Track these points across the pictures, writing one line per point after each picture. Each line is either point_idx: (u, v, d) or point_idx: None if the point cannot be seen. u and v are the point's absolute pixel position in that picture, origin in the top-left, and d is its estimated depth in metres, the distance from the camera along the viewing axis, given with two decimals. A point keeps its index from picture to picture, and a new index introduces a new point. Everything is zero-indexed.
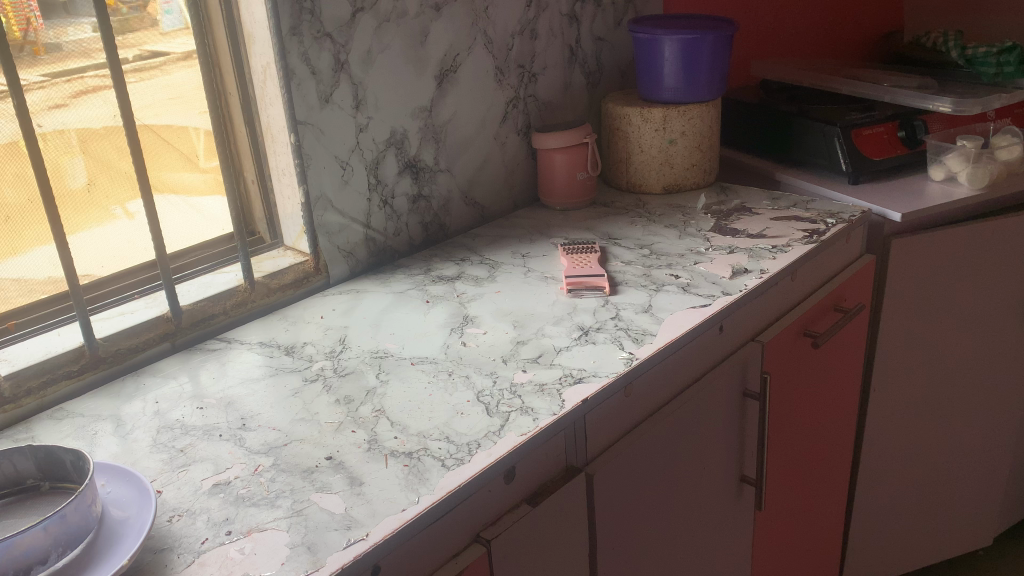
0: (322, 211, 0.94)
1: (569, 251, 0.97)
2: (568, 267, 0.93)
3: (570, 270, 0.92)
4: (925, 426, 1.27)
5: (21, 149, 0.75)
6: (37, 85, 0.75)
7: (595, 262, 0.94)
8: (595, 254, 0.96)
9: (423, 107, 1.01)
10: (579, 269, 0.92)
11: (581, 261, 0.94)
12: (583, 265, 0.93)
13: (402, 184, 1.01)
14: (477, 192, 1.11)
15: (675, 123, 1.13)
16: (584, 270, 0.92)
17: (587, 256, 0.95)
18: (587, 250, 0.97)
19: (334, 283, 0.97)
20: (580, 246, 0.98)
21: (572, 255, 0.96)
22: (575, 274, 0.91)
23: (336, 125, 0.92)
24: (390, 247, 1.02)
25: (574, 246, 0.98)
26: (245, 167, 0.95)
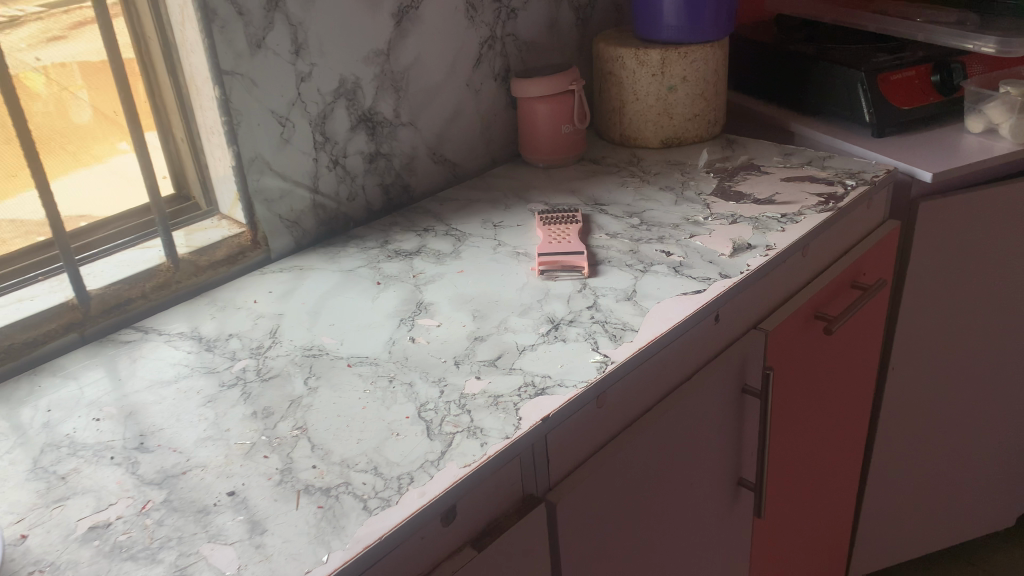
0: (259, 175, 0.81)
1: (546, 222, 0.84)
2: (541, 243, 0.81)
3: (544, 246, 0.80)
4: (947, 406, 1.15)
5: (21, 84, 0.69)
6: (35, 16, 0.68)
7: (573, 235, 0.81)
8: (574, 226, 0.83)
9: (379, 51, 0.87)
10: (555, 245, 0.79)
11: (557, 235, 0.82)
12: (559, 240, 0.81)
13: (355, 142, 0.88)
14: (447, 148, 0.98)
15: (675, 68, 0.98)
16: (560, 246, 0.79)
17: (564, 228, 0.83)
18: (566, 221, 0.84)
19: (277, 258, 0.85)
20: (560, 215, 0.86)
21: (548, 226, 0.84)
22: (549, 251, 0.78)
23: (271, 75, 0.79)
24: (343, 214, 0.90)
25: (553, 215, 0.86)
26: (174, 123, 0.82)
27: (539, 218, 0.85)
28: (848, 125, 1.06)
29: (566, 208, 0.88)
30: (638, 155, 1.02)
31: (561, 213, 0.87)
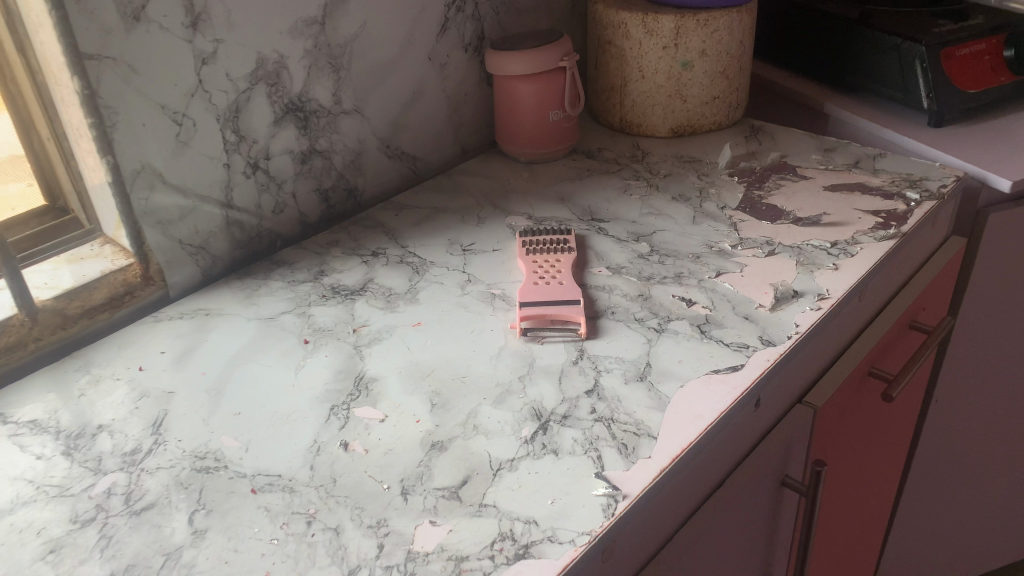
0: (147, 191, 0.61)
1: (530, 251, 0.65)
2: (523, 284, 0.62)
3: (528, 289, 0.61)
4: (986, 432, 0.99)
5: None
6: None
7: (565, 273, 0.62)
8: (566, 256, 0.64)
9: (311, 19, 0.66)
10: (542, 288, 0.61)
11: (544, 272, 0.63)
12: (547, 279, 0.62)
13: (280, 140, 0.68)
14: (404, 140, 0.78)
15: (692, 38, 0.78)
16: (548, 290, 0.60)
17: (553, 261, 0.64)
18: (556, 249, 0.65)
19: (179, 294, 0.65)
20: (548, 240, 0.67)
21: (533, 257, 0.65)
22: (533, 298, 0.59)
23: (160, 57, 0.58)
24: (268, 230, 0.70)
25: (538, 240, 0.67)
26: (36, 118, 0.61)
27: (521, 245, 0.66)
28: (898, 109, 0.87)
29: (557, 228, 0.69)
30: (643, 148, 0.83)
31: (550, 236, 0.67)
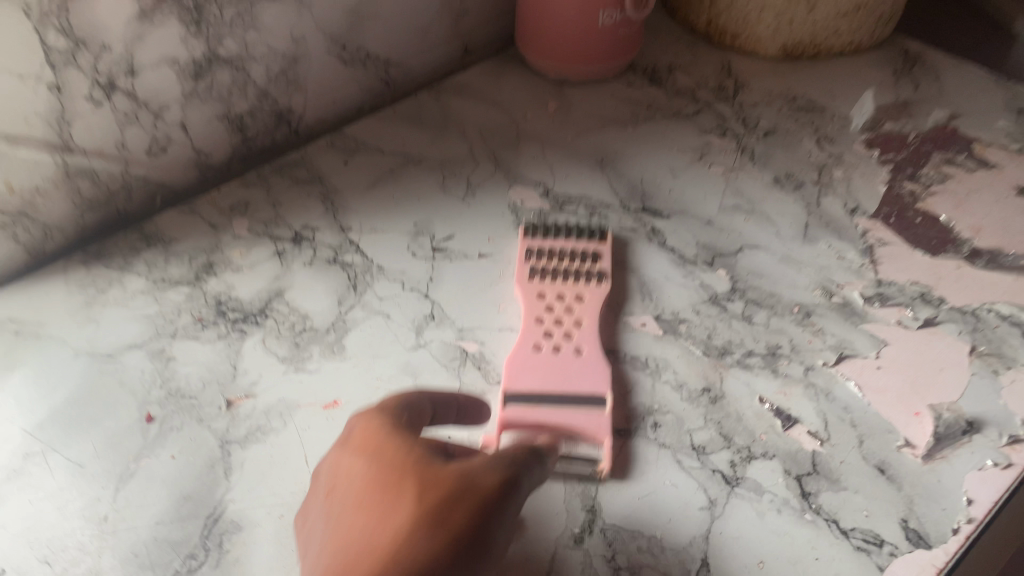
0: None
1: (537, 278, 0.40)
2: (515, 348, 0.38)
3: (521, 363, 0.37)
4: None
5: None
6: None
7: (586, 331, 0.38)
8: (592, 296, 0.39)
9: None
10: (543, 365, 0.37)
11: (553, 325, 0.38)
12: (554, 345, 0.37)
13: (153, 44, 0.41)
14: (372, 38, 0.50)
15: None
16: (552, 370, 0.36)
17: (571, 304, 0.39)
18: (577, 279, 0.40)
19: None
20: (570, 254, 0.42)
21: (542, 290, 0.40)
22: (525, 389, 0.36)
23: None
24: (140, 181, 0.45)
25: (555, 255, 0.42)
26: None
27: (524, 262, 0.41)
28: None
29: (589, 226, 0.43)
30: (735, 75, 0.55)
31: (574, 245, 0.42)
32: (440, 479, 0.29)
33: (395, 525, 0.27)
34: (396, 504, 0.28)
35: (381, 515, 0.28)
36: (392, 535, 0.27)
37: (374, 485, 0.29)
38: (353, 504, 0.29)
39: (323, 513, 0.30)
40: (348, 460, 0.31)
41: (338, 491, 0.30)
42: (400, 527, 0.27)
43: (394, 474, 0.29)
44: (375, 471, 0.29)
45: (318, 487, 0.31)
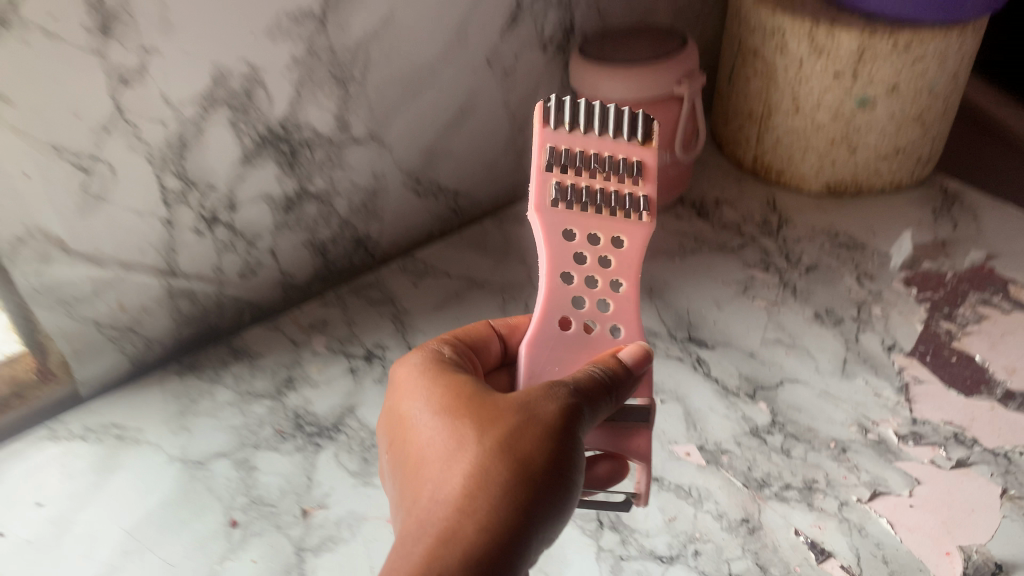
0: (36, 265, 0.42)
1: (567, 205, 0.37)
2: (544, 313, 0.37)
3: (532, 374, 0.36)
4: None
5: None
6: None
7: (621, 300, 0.37)
8: (634, 237, 0.37)
9: (303, 13, 0.44)
10: (579, 343, 0.36)
11: (583, 279, 0.37)
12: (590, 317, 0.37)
13: (253, 184, 0.47)
14: (443, 172, 0.56)
15: (883, 67, 0.52)
16: (587, 347, 0.36)
17: (604, 250, 0.37)
18: (618, 211, 0.37)
19: (95, 394, 0.47)
20: (602, 166, 0.38)
21: (568, 220, 0.37)
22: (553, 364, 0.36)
23: (42, 74, 0.38)
24: (231, 299, 0.50)
25: (581, 163, 0.37)
26: None
27: (545, 173, 0.37)
28: None
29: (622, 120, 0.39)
30: (780, 210, 0.58)
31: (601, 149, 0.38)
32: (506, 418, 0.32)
33: (457, 467, 0.31)
34: (459, 444, 0.31)
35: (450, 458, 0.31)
36: (454, 472, 0.30)
37: (446, 430, 0.32)
38: (420, 453, 0.33)
39: (399, 463, 0.34)
40: (414, 414, 0.34)
41: (409, 445, 0.33)
42: (466, 462, 0.30)
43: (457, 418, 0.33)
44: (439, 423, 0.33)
45: (391, 442, 0.35)
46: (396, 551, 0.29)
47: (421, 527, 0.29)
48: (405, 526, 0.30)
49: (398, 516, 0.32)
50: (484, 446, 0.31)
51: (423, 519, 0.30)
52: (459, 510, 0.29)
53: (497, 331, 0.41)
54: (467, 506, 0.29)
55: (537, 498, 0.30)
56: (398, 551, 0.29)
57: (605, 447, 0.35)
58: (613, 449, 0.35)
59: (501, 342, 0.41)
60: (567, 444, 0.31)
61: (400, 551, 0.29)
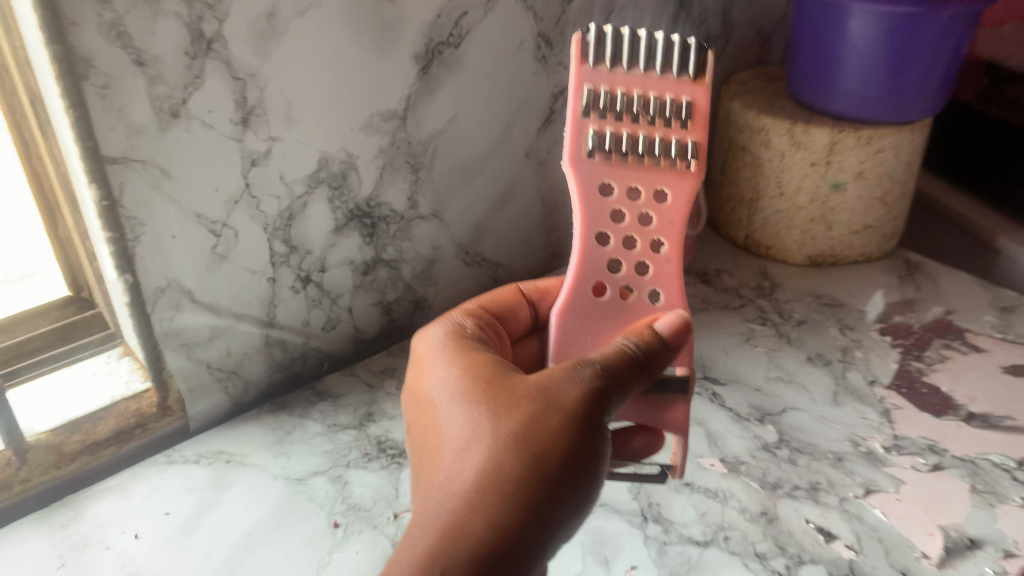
0: (171, 313, 0.50)
1: (601, 153, 0.42)
2: (586, 271, 0.43)
3: (578, 322, 0.43)
4: None
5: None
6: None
7: (659, 263, 0.43)
8: (675, 188, 0.42)
9: (390, 112, 0.55)
10: (618, 303, 0.43)
11: (625, 232, 0.43)
12: (625, 270, 0.43)
13: (340, 251, 0.57)
14: (488, 246, 0.66)
15: (850, 158, 0.63)
16: (625, 307, 0.43)
17: (645, 204, 0.42)
18: (661, 159, 0.42)
19: (202, 428, 0.55)
20: (648, 105, 0.41)
21: (601, 169, 0.42)
22: (585, 317, 0.43)
23: (197, 157, 0.48)
24: (315, 350, 0.59)
25: (624, 105, 0.41)
26: (61, 205, 0.54)
27: (582, 118, 0.41)
28: None
29: (670, 62, 0.42)
30: (770, 277, 0.69)
31: (646, 88, 0.42)
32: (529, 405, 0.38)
33: (483, 446, 0.38)
34: (486, 426, 0.38)
35: (486, 428, 0.38)
36: (479, 450, 0.38)
37: (476, 413, 0.39)
38: (448, 427, 0.40)
39: (429, 431, 0.41)
40: (448, 395, 0.41)
41: (440, 419, 0.41)
42: (490, 443, 0.38)
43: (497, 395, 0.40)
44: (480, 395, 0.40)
45: (423, 413, 0.42)
46: (426, 512, 0.37)
47: (445, 493, 0.37)
48: (432, 488, 0.38)
49: (424, 476, 0.40)
50: (507, 428, 0.38)
51: (448, 485, 0.37)
52: (479, 483, 0.37)
53: (525, 300, 0.51)
54: (487, 481, 0.36)
55: (548, 475, 0.37)
56: (427, 512, 0.36)
57: (641, 418, 0.43)
58: (650, 420, 0.43)
59: (529, 312, 0.51)
60: (592, 423, 0.39)
61: (431, 512, 0.36)
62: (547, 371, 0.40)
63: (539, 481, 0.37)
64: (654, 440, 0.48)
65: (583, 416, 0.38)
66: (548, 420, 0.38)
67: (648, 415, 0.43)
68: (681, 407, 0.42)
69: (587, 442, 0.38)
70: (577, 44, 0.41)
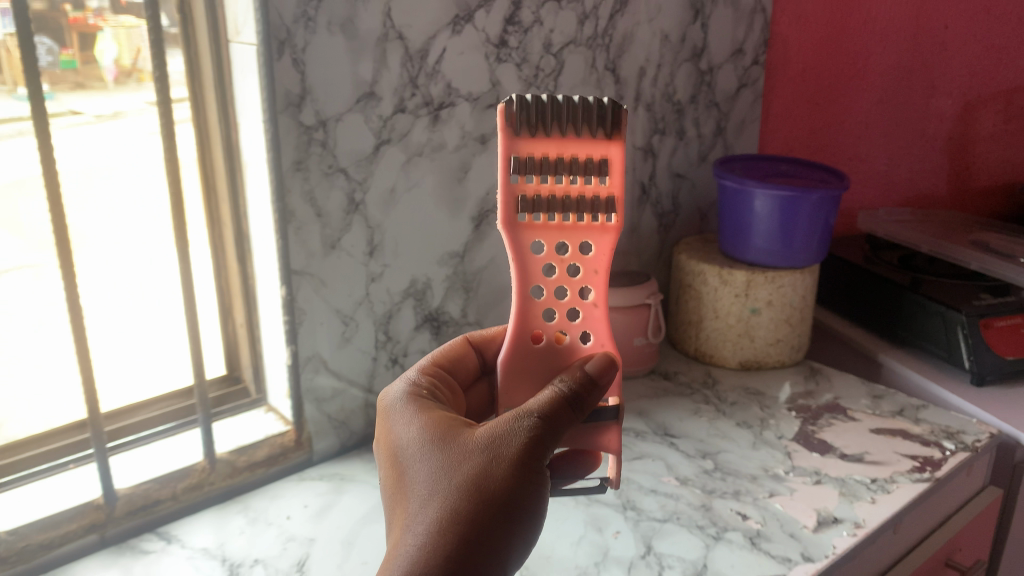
0: (313, 374, 0.77)
1: (529, 215, 0.51)
2: (524, 322, 0.54)
3: (521, 360, 0.54)
4: None
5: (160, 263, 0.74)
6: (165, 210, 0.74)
7: (586, 312, 0.54)
8: (597, 240, 0.52)
9: (454, 252, 0.84)
10: (553, 346, 0.54)
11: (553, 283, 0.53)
12: (559, 318, 0.54)
13: (417, 343, 0.84)
14: None
15: (761, 291, 0.93)
16: (559, 350, 0.54)
17: (572, 259, 0.53)
18: (583, 218, 0.51)
19: (319, 459, 0.80)
20: (568, 169, 0.50)
21: (528, 228, 0.51)
22: (524, 361, 0.54)
23: (342, 274, 0.76)
24: None
25: (544, 168, 0.50)
26: (235, 307, 0.80)
27: (510, 185, 0.50)
28: (942, 368, 0.98)
29: (589, 122, 0.50)
30: (713, 376, 0.96)
31: (565, 151, 0.50)
32: (478, 459, 0.48)
33: (439, 495, 0.47)
34: (442, 478, 0.48)
35: (442, 479, 0.48)
36: (436, 499, 0.47)
37: (434, 466, 0.49)
38: (411, 478, 0.49)
39: (396, 478, 0.51)
40: (411, 450, 0.51)
41: (405, 471, 0.50)
42: (445, 492, 0.47)
43: (451, 450, 0.49)
44: (439, 448, 0.50)
45: (390, 463, 0.52)
46: (392, 550, 0.46)
47: (409, 535, 0.47)
48: (399, 529, 0.48)
49: (392, 517, 0.50)
50: (460, 478, 0.48)
51: (411, 527, 0.47)
52: (435, 526, 0.46)
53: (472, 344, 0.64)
54: (442, 523, 0.46)
55: (494, 515, 0.47)
56: (394, 549, 0.46)
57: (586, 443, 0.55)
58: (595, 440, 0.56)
59: (475, 358, 0.64)
60: (530, 469, 0.48)
61: (395, 549, 0.46)
62: (495, 423, 0.50)
63: (485, 519, 0.47)
64: (590, 459, 0.60)
65: (523, 463, 0.48)
66: (492, 473, 0.48)
67: (588, 439, 0.56)
68: (612, 428, 0.56)
69: (528, 483, 0.48)
70: (501, 115, 0.49)
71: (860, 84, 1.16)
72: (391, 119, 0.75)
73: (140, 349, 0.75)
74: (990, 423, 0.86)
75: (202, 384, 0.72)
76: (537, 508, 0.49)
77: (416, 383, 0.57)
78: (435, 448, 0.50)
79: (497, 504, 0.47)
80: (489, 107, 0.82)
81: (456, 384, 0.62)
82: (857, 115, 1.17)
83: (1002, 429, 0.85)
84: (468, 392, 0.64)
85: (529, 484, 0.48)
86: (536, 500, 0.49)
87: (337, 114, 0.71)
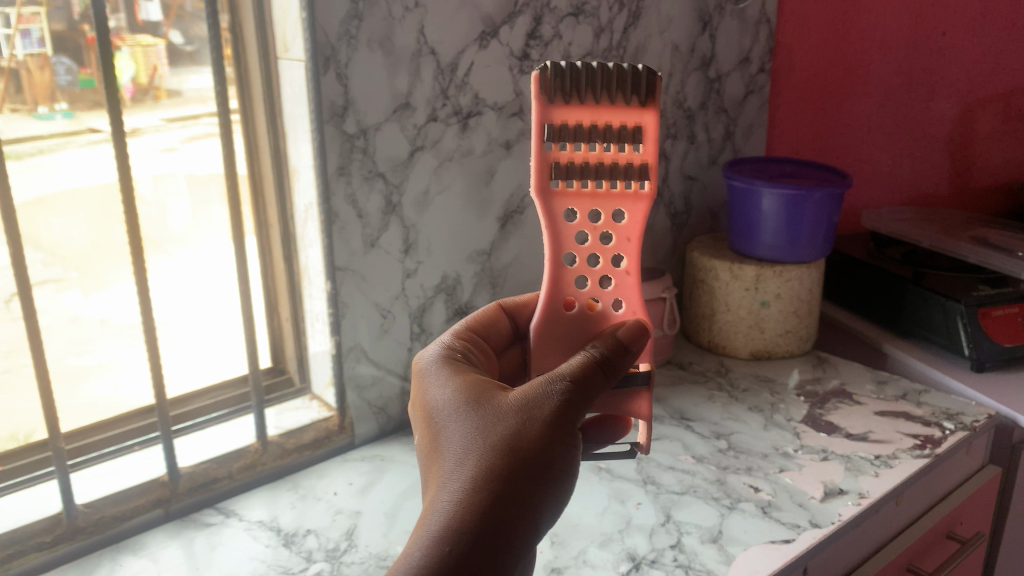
0: (354, 363, 0.83)
1: (562, 181, 0.57)
2: (558, 288, 0.60)
3: (555, 323, 0.60)
4: None
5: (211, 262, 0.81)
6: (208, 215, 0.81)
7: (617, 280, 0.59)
8: (629, 207, 0.57)
9: (481, 251, 0.90)
10: (586, 311, 0.60)
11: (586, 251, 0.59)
12: (592, 285, 0.60)
13: None
14: None
15: (770, 284, 0.99)
16: (591, 315, 0.60)
17: (604, 226, 0.58)
18: (616, 184, 0.57)
19: (360, 443, 0.86)
20: (602, 134, 0.55)
21: (562, 196, 0.57)
22: (558, 327, 0.60)
23: (381, 270, 0.82)
24: None
25: (577, 135, 0.55)
26: (280, 304, 0.86)
27: (545, 151, 0.56)
28: (944, 356, 1.03)
29: (621, 89, 0.55)
30: (726, 366, 1.02)
31: (599, 118, 0.55)
32: (512, 419, 0.54)
33: (477, 451, 0.53)
34: (479, 436, 0.54)
35: (480, 437, 0.54)
36: (473, 454, 0.53)
37: (471, 425, 0.55)
38: (449, 435, 0.55)
39: (433, 436, 0.56)
40: (450, 411, 0.56)
41: (443, 430, 0.56)
42: (482, 448, 0.53)
43: (487, 411, 0.55)
44: (476, 410, 0.55)
45: (428, 423, 0.57)
46: (434, 499, 0.52)
47: (448, 485, 0.52)
48: (439, 480, 0.53)
49: (431, 470, 0.55)
50: (497, 436, 0.53)
51: (450, 479, 0.53)
52: (473, 478, 0.52)
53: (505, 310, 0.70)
54: (481, 475, 0.52)
55: (528, 468, 0.52)
56: (435, 498, 0.52)
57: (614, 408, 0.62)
58: (621, 406, 0.62)
59: (508, 322, 0.70)
60: (561, 428, 0.54)
61: (437, 498, 0.52)
62: (527, 387, 0.55)
63: (519, 472, 0.52)
64: (621, 424, 0.66)
65: (555, 422, 0.54)
66: (526, 431, 0.53)
67: (617, 405, 0.62)
68: (643, 395, 0.62)
69: (559, 441, 0.54)
70: (537, 83, 0.55)
71: (862, 84, 1.21)
72: (424, 127, 0.81)
73: (195, 341, 0.82)
74: (988, 405, 0.92)
75: (255, 371, 0.78)
76: (568, 464, 0.55)
77: (450, 350, 0.63)
78: (474, 410, 0.55)
79: (530, 459, 0.53)
80: (512, 116, 0.89)
81: (489, 348, 0.68)
82: (860, 114, 1.23)
83: (1000, 411, 0.90)
84: (502, 355, 0.70)
85: (560, 442, 0.54)
86: (567, 456, 0.54)
87: (376, 123, 0.78)
